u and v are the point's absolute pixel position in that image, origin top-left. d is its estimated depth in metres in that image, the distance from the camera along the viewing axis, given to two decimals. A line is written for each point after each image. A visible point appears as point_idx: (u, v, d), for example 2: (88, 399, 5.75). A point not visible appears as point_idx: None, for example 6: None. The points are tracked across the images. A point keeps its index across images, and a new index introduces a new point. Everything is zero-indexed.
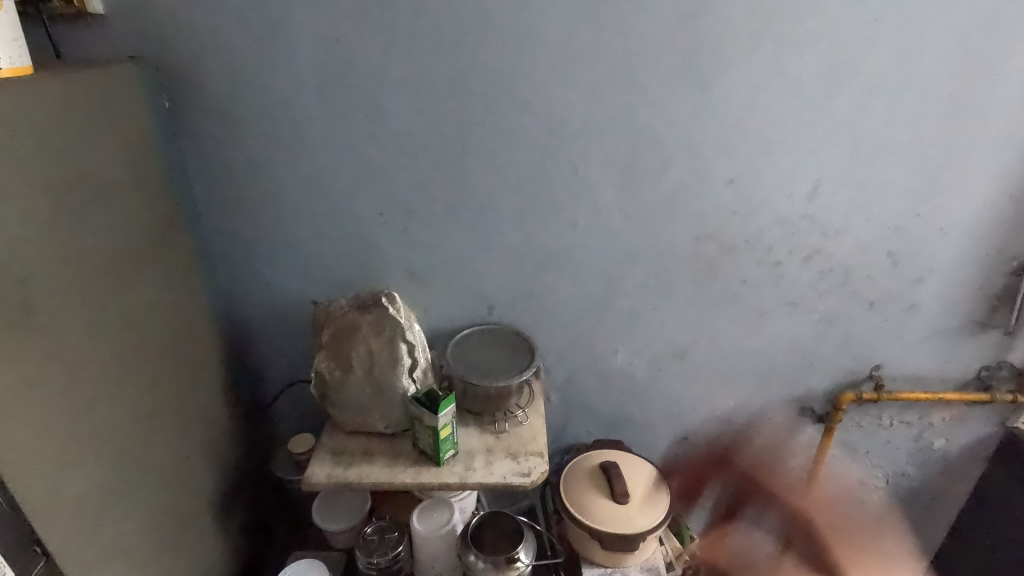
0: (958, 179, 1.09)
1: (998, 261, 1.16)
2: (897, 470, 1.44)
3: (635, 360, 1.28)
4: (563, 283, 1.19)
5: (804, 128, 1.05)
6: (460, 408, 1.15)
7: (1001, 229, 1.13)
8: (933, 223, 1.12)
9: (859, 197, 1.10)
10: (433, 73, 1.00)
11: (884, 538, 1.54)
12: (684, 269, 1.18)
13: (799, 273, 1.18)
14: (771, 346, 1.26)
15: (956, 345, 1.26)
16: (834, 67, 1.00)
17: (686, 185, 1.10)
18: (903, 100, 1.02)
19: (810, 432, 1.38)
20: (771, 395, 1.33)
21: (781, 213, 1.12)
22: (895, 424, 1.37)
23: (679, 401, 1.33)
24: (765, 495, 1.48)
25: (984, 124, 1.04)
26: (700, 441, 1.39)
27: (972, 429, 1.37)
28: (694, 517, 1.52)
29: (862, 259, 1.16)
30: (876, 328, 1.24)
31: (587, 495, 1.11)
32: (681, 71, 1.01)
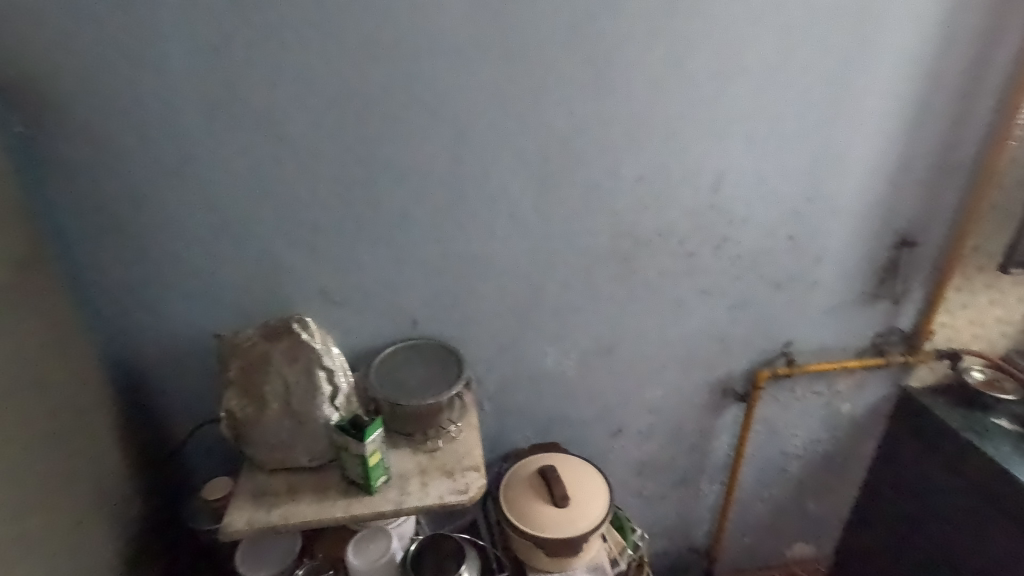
0: (843, 164, 1.17)
1: (885, 237, 1.26)
2: (812, 437, 1.54)
3: (564, 360, 1.28)
4: (486, 290, 1.17)
5: (704, 122, 1.08)
6: (391, 430, 1.10)
7: (883, 207, 1.23)
8: (826, 205, 1.20)
9: (758, 186, 1.16)
10: (327, 82, 0.95)
11: (806, 501, 1.65)
12: (603, 267, 1.19)
13: (711, 262, 1.23)
14: (692, 334, 1.31)
15: (853, 316, 1.36)
16: (725, 63, 1.04)
17: (598, 183, 1.11)
18: (791, 92, 1.08)
19: (733, 412, 1.44)
20: (695, 380, 1.38)
21: (688, 205, 1.16)
22: (807, 395, 1.46)
23: (610, 396, 1.36)
24: (698, 477, 1.54)
25: (860, 109, 1.12)
26: (634, 432, 1.42)
27: (872, 391, 1.49)
28: (634, 506, 1.56)
29: (766, 243, 1.23)
30: (783, 308, 1.31)
31: (528, 502, 1.10)
32: (583, 70, 1.01)
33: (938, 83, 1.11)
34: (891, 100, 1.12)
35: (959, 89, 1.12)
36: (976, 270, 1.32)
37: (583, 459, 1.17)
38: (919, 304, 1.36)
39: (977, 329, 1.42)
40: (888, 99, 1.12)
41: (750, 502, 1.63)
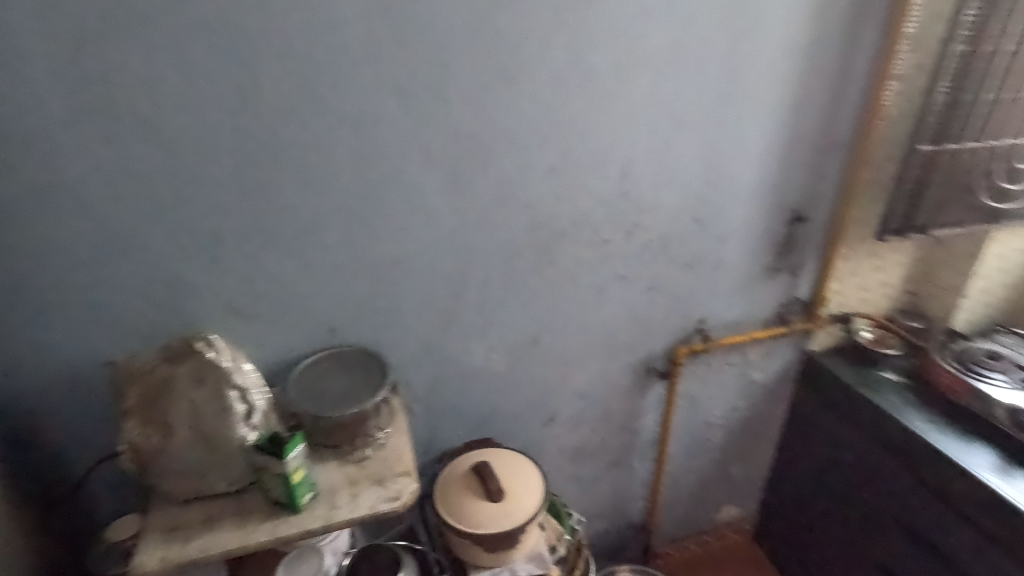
0: (739, 148, 1.24)
1: (780, 214, 1.35)
2: (731, 406, 1.63)
3: (491, 355, 1.29)
4: (406, 291, 1.15)
5: (608, 112, 1.11)
6: (315, 444, 1.06)
7: (776, 187, 1.31)
8: (726, 188, 1.27)
9: (663, 172, 1.21)
10: (215, 83, 0.90)
11: (730, 467, 1.76)
12: (522, 259, 1.20)
13: (625, 248, 1.27)
14: (613, 318, 1.35)
15: (758, 290, 1.45)
16: (624, 55, 1.07)
17: (510, 177, 1.11)
18: (687, 81, 1.13)
19: (657, 389, 1.51)
20: (619, 363, 1.42)
21: (600, 194, 1.19)
22: (723, 367, 1.55)
23: (540, 386, 1.37)
24: (629, 456, 1.60)
25: (750, 97, 1.19)
26: (566, 419, 1.45)
27: (780, 359, 1.60)
28: (572, 491, 1.60)
29: (675, 226, 1.28)
30: (695, 286, 1.38)
31: (464, 500, 1.09)
32: (486, 65, 1.01)
33: (816, 70, 1.20)
34: (776, 87, 1.19)
35: (834, 74, 1.22)
36: (860, 239, 1.45)
37: (516, 451, 1.19)
38: (814, 274, 1.48)
39: (864, 293, 1.56)
40: (773, 86, 1.19)
41: (679, 474, 1.71)
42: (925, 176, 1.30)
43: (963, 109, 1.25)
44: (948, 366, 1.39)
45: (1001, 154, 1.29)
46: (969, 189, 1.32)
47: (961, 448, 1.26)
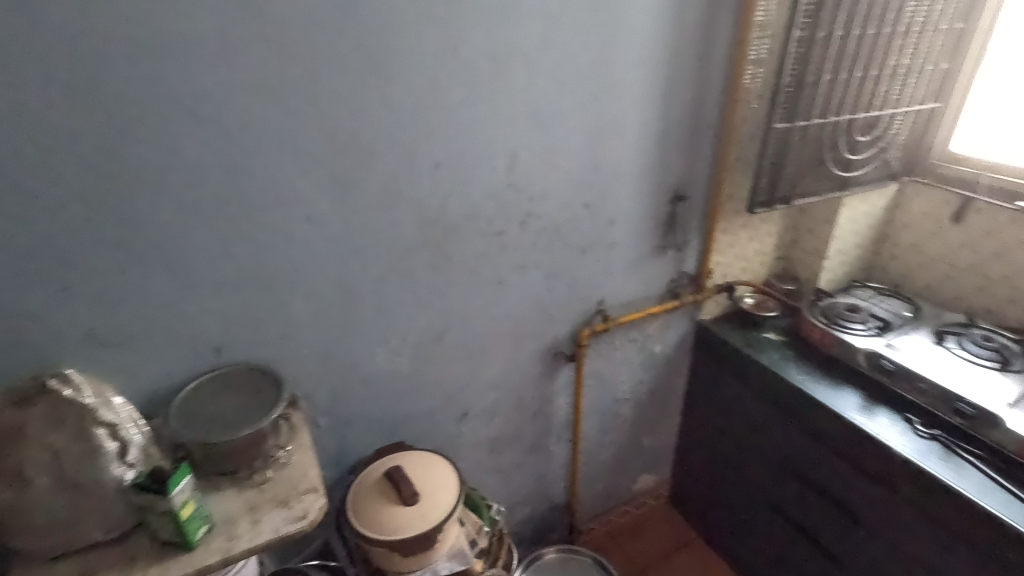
0: (618, 134, 1.29)
1: (662, 194, 1.43)
2: (636, 380, 1.71)
3: (396, 356, 1.26)
4: (297, 300, 1.10)
5: (489, 104, 1.12)
6: (207, 474, 0.98)
7: (656, 169, 1.39)
8: (610, 173, 1.33)
9: (548, 161, 1.24)
10: (41, 90, 0.80)
11: (641, 437, 1.85)
12: (418, 257, 1.18)
13: (520, 237, 1.28)
14: (515, 308, 1.37)
15: (650, 268, 1.53)
16: (497, 47, 1.08)
17: (395, 175, 1.09)
18: (563, 71, 1.16)
19: (566, 372, 1.55)
20: (526, 351, 1.45)
21: (489, 186, 1.19)
22: (625, 344, 1.62)
23: (450, 382, 1.37)
24: (546, 440, 1.64)
25: (622, 84, 1.24)
26: (480, 413, 1.46)
27: (676, 331, 1.70)
28: (494, 482, 1.61)
29: (566, 213, 1.32)
30: (591, 270, 1.43)
31: (378, 508, 1.07)
32: (357, 61, 0.98)
33: (680, 57, 1.28)
34: (646, 73, 1.25)
35: (697, 61, 1.30)
36: (734, 213, 1.57)
37: (430, 452, 1.18)
38: (697, 248, 1.58)
39: (744, 262, 1.69)
40: (643, 72, 1.25)
41: (595, 451, 1.78)
42: (782, 151, 1.40)
43: (807, 90, 1.33)
44: (817, 321, 1.55)
45: (842, 129, 1.43)
46: (820, 161, 1.45)
47: (831, 392, 1.41)
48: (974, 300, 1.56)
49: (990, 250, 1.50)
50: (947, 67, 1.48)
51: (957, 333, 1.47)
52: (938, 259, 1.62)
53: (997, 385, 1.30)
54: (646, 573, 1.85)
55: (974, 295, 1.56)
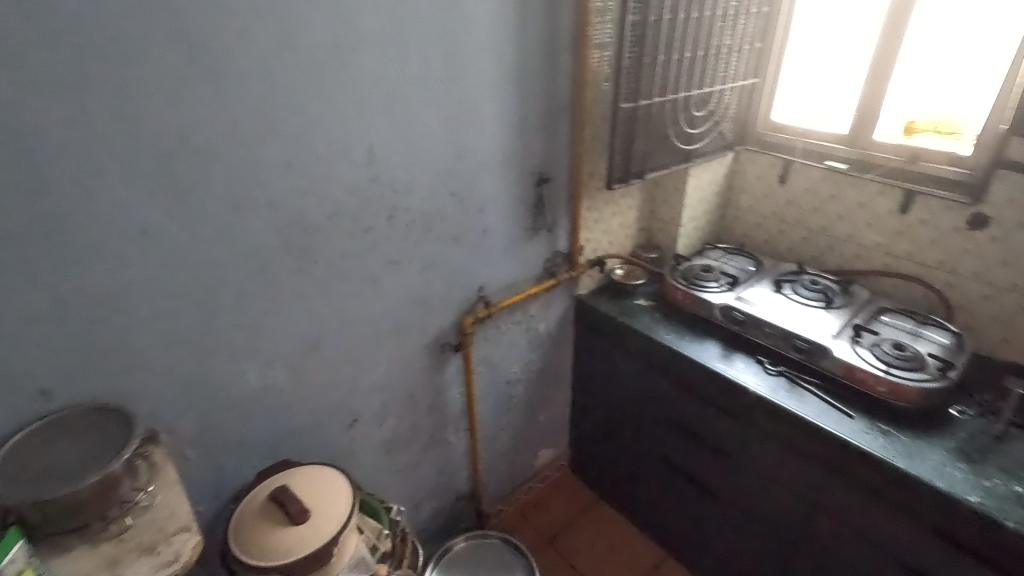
0: (477, 121, 1.30)
1: (527, 177, 1.47)
2: (525, 360, 1.76)
3: (269, 371, 1.18)
4: (141, 325, 0.99)
5: (338, 97, 1.07)
6: (48, 536, 0.85)
7: (518, 153, 1.42)
8: (473, 159, 1.33)
9: (409, 152, 1.21)
10: None
11: (536, 414, 1.92)
12: (280, 263, 1.11)
13: (389, 232, 1.26)
14: (394, 304, 1.34)
15: (524, 250, 1.57)
16: (340, 35, 1.03)
17: (242, 177, 1.01)
18: (412, 60, 1.14)
19: (454, 362, 1.55)
20: (411, 346, 1.43)
21: (350, 182, 1.15)
22: (510, 327, 1.66)
23: (333, 390, 1.31)
24: (443, 433, 1.63)
25: (474, 70, 1.24)
26: (370, 416, 1.42)
27: (557, 308, 1.77)
28: (394, 482, 1.58)
29: (434, 203, 1.31)
30: (466, 258, 1.44)
31: (264, 534, 1.00)
32: (178, 55, 0.88)
33: (528, 43, 1.31)
34: (496, 59, 1.27)
35: (544, 47, 1.34)
36: (597, 190, 1.65)
37: (317, 465, 1.12)
38: (567, 227, 1.65)
39: (610, 236, 1.80)
40: (493, 58, 1.26)
41: (493, 435, 1.81)
42: (630, 129, 1.50)
43: (646, 70, 1.43)
44: (678, 283, 1.69)
45: (681, 105, 1.56)
46: (666, 136, 1.57)
47: (696, 346, 1.54)
48: (802, 250, 1.79)
49: (809, 205, 1.73)
50: (760, 46, 1.66)
51: (791, 280, 1.68)
52: (771, 217, 1.84)
53: (823, 320, 1.50)
54: (555, 542, 1.93)
55: (801, 245, 1.79)
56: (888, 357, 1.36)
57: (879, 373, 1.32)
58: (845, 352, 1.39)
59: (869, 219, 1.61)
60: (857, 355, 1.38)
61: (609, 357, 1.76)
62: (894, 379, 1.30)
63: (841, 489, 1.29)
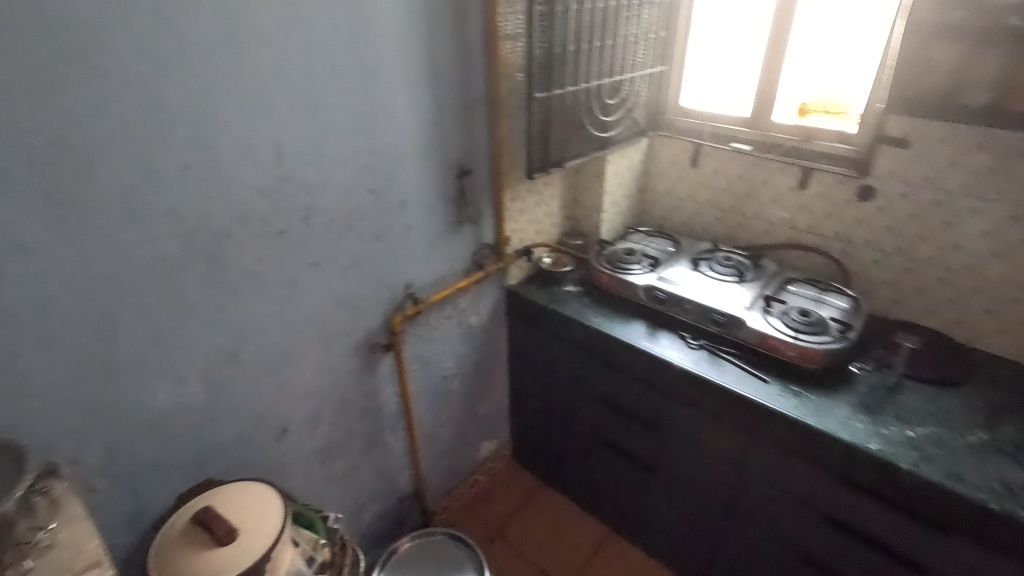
0: (390, 115, 1.27)
1: (447, 171, 1.46)
2: (459, 355, 1.76)
3: (183, 388, 1.11)
4: (28, 349, 0.90)
5: (237, 94, 1.01)
6: None
7: (436, 147, 1.40)
8: (390, 155, 1.31)
9: (321, 149, 1.17)
10: None
11: (475, 408, 1.92)
12: (187, 273, 1.05)
13: (306, 234, 1.21)
14: (317, 308, 1.30)
15: (450, 244, 1.56)
16: (234, 28, 0.97)
17: (135, 183, 0.94)
18: (316, 54, 1.09)
19: (386, 363, 1.52)
20: (339, 350, 1.39)
21: (258, 183, 1.09)
22: (441, 322, 1.65)
23: (258, 401, 1.26)
24: (381, 435, 1.61)
25: (384, 63, 1.21)
26: (301, 425, 1.37)
27: (488, 300, 1.77)
28: (333, 490, 1.54)
29: (352, 201, 1.27)
30: (390, 256, 1.41)
31: (188, 559, 0.94)
32: (47, 51, 0.80)
33: (437, 34, 1.29)
34: (406, 51, 1.25)
35: (454, 39, 1.33)
36: (519, 181, 1.66)
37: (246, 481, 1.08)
38: (492, 219, 1.65)
39: (536, 225, 1.82)
40: (403, 49, 1.24)
41: (432, 432, 1.80)
42: (547, 118, 1.51)
43: (557, 61, 1.45)
44: (603, 268, 1.73)
45: (594, 94, 1.59)
46: (582, 124, 1.60)
47: (624, 327, 1.59)
48: (715, 229, 1.89)
49: (720, 185, 1.82)
50: (665, 35, 1.73)
51: (707, 258, 1.76)
52: (686, 199, 1.92)
53: (737, 294, 1.59)
54: (502, 532, 1.95)
55: (715, 224, 1.88)
56: (796, 323, 1.46)
57: (789, 339, 1.42)
58: (758, 322, 1.48)
59: (774, 196, 1.72)
60: (769, 324, 1.47)
61: (541, 344, 1.79)
62: (802, 343, 1.40)
63: (762, 450, 1.38)
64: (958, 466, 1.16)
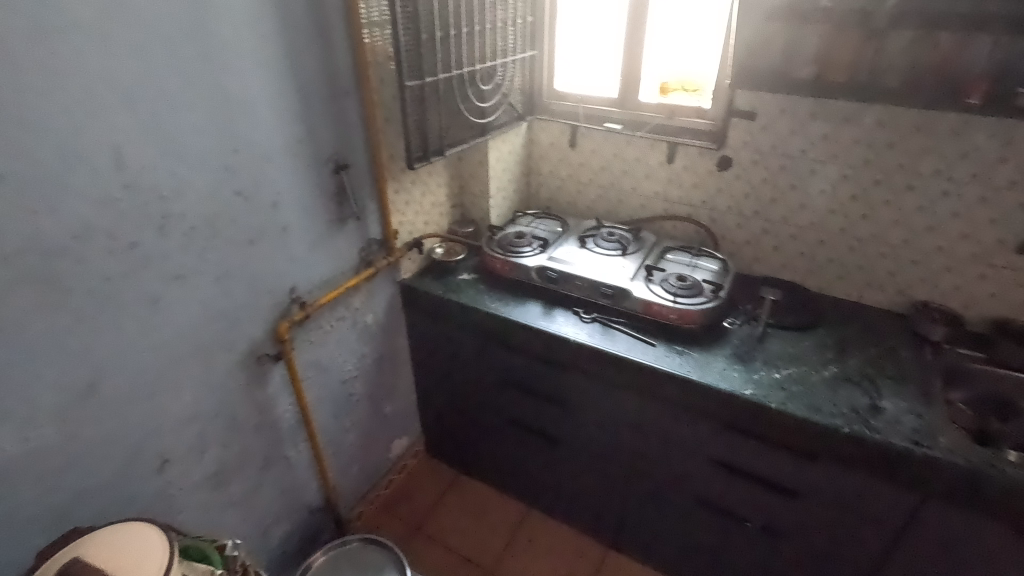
0: (248, 111, 1.19)
1: (322, 166, 1.39)
2: (358, 356, 1.70)
3: (30, 432, 0.98)
4: None
5: (57, 94, 0.89)
6: None
7: (305, 141, 1.33)
8: (254, 153, 1.22)
9: (171, 151, 1.07)
10: None
11: (381, 408, 1.88)
12: (17, 300, 0.92)
13: (165, 244, 1.10)
14: (188, 325, 1.19)
15: (334, 242, 1.50)
16: (42, 18, 0.85)
17: None
18: (152, 46, 0.99)
19: (277, 373, 1.44)
20: (221, 366, 1.29)
21: (98, 192, 0.98)
22: (334, 324, 1.58)
23: (129, 433, 1.14)
24: (280, 449, 1.52)
25: (234, 53, 1.12)
26: (185, 453, 1.27)
27: (382, 296, 1.73)
28: (232, 516, 1.44)
29: (216, 206, 1.18)
30: (268, 261, 1.33)
31: None
32: None
33: (292, 21, 1.22)
34: (258, 40, 1.16)
35: (312, 26, 1.26)
36: (401, 172, 1.63)
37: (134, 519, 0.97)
38: (376, 213, 1.60)
39: (424, 216, 1.79)
40: (254, 39, 1.15)
41: (338, 438, 1.74)
42: (422, 106, 1.48)
43: (425, 47, 1.42)
44: (495, 253, 1.75)
45: (468, 80, 1.59)
46: (458, 111, 1.60)
47: (520, 309, 1.62)
48: (598, 206, 1.98)
49: (598, 165, 1.90)
50: (532, 20, 1.75)
51: (593, 235, 1.84)
52: (569, 179, 1.99)
53: (622, 266, 1.68)
54: (423, 527, 1.94)
55: (598, 202, 1.96)
56: (675, 289, 1.56)
57: (670, 303, 1.52)
58: (642, 291, 1.57)
59: (647, 171, 1.82)
60: (651, 291, 1.57)
61: (442, 335, 1.78)
62: (681, 306, 1.51)
63: (655, 409, 1.47)
64: (816, 399, 1.32)
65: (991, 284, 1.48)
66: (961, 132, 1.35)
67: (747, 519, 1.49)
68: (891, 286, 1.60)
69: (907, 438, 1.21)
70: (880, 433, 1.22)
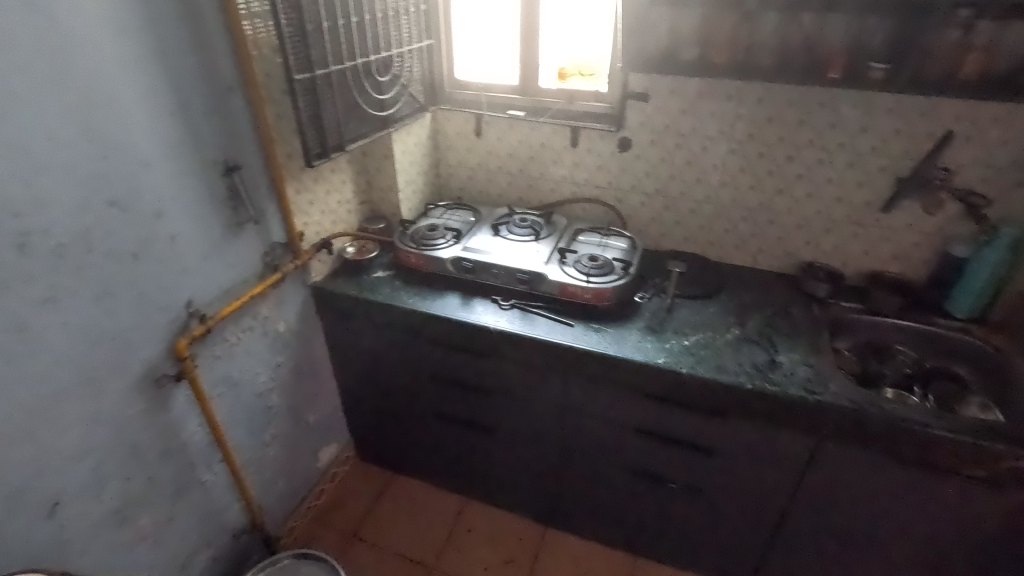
0: (116, 113, 1.08)
1: (209, 169, 1.30)
2: (272, 366, 1.62)
3: None
4: None
5: None
6: None
7: (187, 143, 1.24)
8: (128, 159, 1.12)
9: (24, 162, 0.95)
10: None
11: (303, 417, 1.80)
12: None
13: (29, 265, 0.99)
14: (67, 352, 1.08)
15: (232, 249, 1.41)
16: None
17: None
18: None
19: (181, 394, 1.34)
20: (114, 392, 1.19)
21: None
22: (242, 335, 1.50)
23: (5, 478, 1.02)
24: (193, 474, 1.42)
25: (91, 51, 1.02)
26: (79, 491, 1.16)
27: (293, 301, 1.65)
28: (143, 551, 1.34)
29: (86, 219, 1.07)
30: (157, 274, 1.23)
31: None
32: None
33: (158, 14, 1.12)
34: (119, 35, 1.06)
35: (181, 18, 1.16)
36: (300, 170, 1.56)
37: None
38: (277, 214, 1.52)
39: (330, 215, 1.73)
40: (114, 33, 1.05)
41: (257, 454, 1.65)
42: (315, 101, 1.42)
43: (312, 39, 1.36)
44: (409, 248, 1.72)
45: (363, 72, 1.54)
46: (356, 105, 1.54)
47: (438, 303, 1.61)
48: (509, 193, 1.99)
49: (505, 152, 1.91)
50: (426, 8, 1.72)
51: (506, 222, 1.85)
52: (478, 168, 1.98)
53: (536, 251, 1.70)
54: (358, 534, 1.89)
55: (508, 189, 1.98)
56: (587, 269, 1.61)
57: (583, 283, 1.56)
58: (557, 273, 1.60)
59: (553, 156, 1.85)
60: (565, 273, 1.60)
61: (361, 336, 1.73)
62: (594, 285, 1.55)
63: (578, 387, 1.51)
64: (722, 361, 1.41)
65: (863, 241, 1.64)
66: (828, 104, 1.48)
67: (671, 481, 1.57)
68: (781, 250, 1.73)
69: (802, 388, 1.32)
70: (779, 386, 1.32)
